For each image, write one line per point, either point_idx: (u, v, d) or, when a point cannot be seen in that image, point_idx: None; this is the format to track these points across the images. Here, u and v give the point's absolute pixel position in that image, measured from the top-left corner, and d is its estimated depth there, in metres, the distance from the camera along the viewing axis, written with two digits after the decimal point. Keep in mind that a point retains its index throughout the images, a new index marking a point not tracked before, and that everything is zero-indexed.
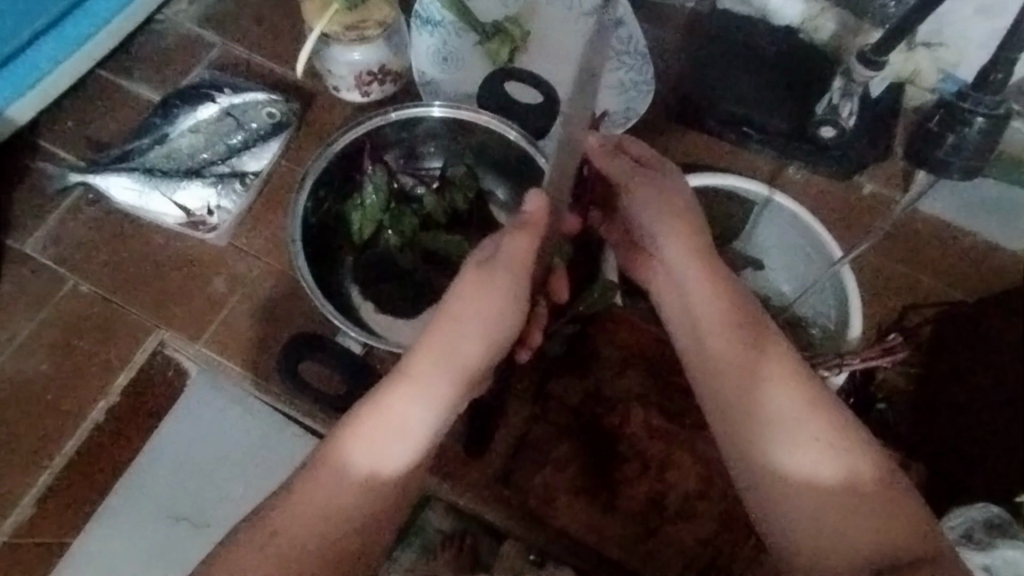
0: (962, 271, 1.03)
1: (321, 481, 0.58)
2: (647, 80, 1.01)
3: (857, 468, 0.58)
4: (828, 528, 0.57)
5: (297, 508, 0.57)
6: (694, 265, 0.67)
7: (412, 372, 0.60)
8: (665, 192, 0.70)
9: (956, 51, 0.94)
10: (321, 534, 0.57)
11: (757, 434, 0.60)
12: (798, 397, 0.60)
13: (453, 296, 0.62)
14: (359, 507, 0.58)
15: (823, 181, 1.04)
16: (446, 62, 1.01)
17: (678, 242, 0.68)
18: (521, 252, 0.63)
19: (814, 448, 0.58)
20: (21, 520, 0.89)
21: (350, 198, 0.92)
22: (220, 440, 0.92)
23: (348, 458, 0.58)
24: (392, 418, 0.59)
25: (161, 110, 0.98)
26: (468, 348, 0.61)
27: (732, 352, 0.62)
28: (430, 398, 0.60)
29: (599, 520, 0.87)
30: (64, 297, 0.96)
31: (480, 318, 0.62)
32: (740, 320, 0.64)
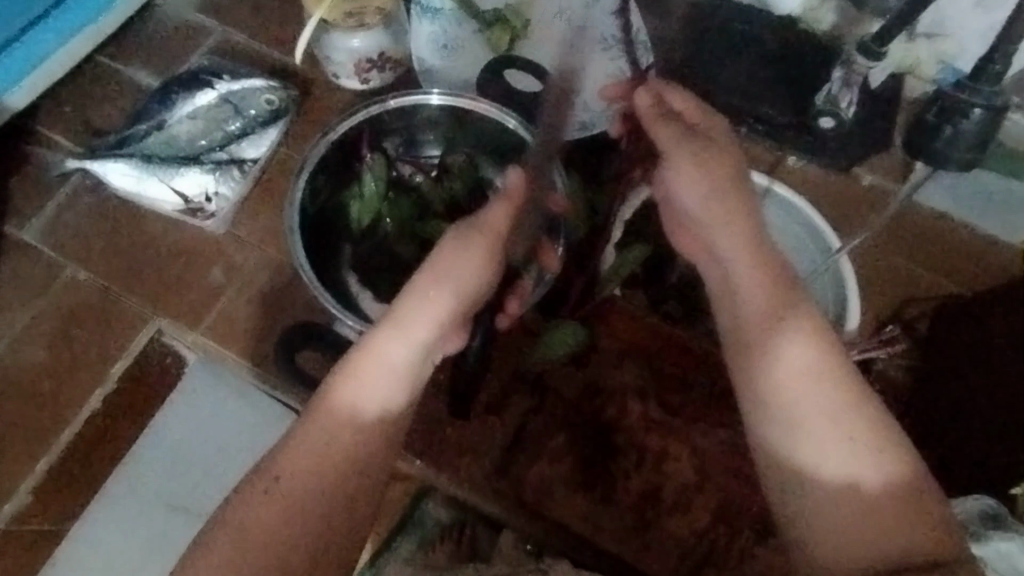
0: (961, 264, 1.03)
1: (311, 431, 0.55)
2: (646, 70, 1.01)
3: (887, 475, 0.54)
4: (857, 531, 0.53)
5: (291, 458, 0.54)
6: (744, 247, 0.62)
7: (389, 330, 0.59)
8: (717, 169, 0.66)
9: (956, 43, 0.94)
10: (316, 486, 0.54)
11: (788, 420, 0.56)
12: (831, 391, 0.56)
13: (433, 256, 0.62)
14: (345, 463, 0.55)
15: (821, 174, 1.05)
16: (446, 50, 1.01)
17: (726, 221, 0.64)
18: (497, 220, 0.64)
19: (837, 443, 0.55)
20: (18, 508, 0.89)
21: (349, 186, 0.92)
22: (218, 428, 0.92)
23: (332, 415, 0.56)
24: (375, 365, 0.58)
25: (159, 95, 0.98)
26: (445, 299, 0.61)
27: (767, 322, 0.59)
28: (410, 345, 0.59)
29: (595, 512, 0.87)
30: (63, 285, 0.96)
31: (456, 270, 0.62)
32: (784, 299, 0.60)
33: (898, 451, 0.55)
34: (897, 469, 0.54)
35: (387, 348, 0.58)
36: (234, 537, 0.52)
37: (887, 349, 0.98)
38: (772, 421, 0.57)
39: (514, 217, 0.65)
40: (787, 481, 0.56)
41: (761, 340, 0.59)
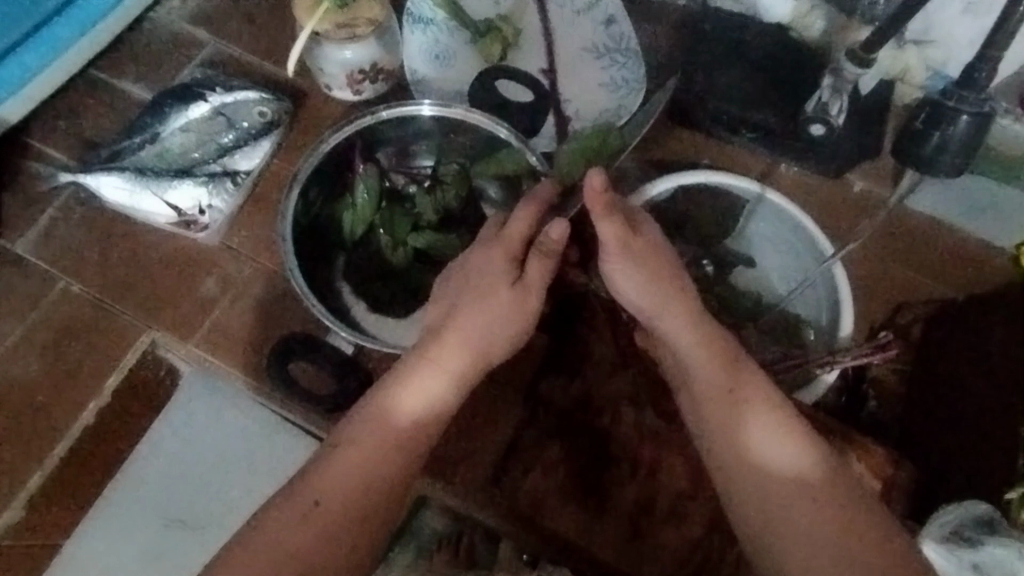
0: (951, 268, 1.03)
1: (350, 460, 0.63)
2: (638, 77, 1.03)
3: (826, 492, 0.60)
4: (805, 526, 0.58)
5: (327, 484, 0.62)
6: (689, 336, 0.67)
7: (432, 363, 0.67)
8: (640, 253, 0.68)
9: (944, 49, 0.89)
10: (342, 510, 0.62)
11: (740, 435, 0.63)
12: (774, 421, 0.63)
13: (474, 297, 0.69)
14: (371, 487, 0.63)
15: (814, 179, 1.05)
16: (438, 60, 1.02)
17: (677, 327, 0.67)
18: (539, 274, 0.70)
19: (785, 472, 0.61)
20: (11, 522, 0.89)
21: (341, 198, 0.92)
22: (214, 441, 0.92)
23: (373, 439, 0.64)
24: (416, 399, 0.66)
25: (151, 109, 0.98)
26: (480, 342, 0.69)
27: (706, 352, 0.66)
28: (448, 382, 0.67)
29: (589, 521, 0.87)
30: (55, 298, 0.96)
31: (493, 315, 0.69)
32: (714, 339, 0.67)
33: (836, 469, 0.61)
34: (837, 484, 0.60)
35: (429, 381, 0.67)
36: (273, 551, 0.60)
37: (883, 354, 0.92)
38: (732, 454, 0.63)
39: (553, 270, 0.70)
40: (747, 509, 0.61)
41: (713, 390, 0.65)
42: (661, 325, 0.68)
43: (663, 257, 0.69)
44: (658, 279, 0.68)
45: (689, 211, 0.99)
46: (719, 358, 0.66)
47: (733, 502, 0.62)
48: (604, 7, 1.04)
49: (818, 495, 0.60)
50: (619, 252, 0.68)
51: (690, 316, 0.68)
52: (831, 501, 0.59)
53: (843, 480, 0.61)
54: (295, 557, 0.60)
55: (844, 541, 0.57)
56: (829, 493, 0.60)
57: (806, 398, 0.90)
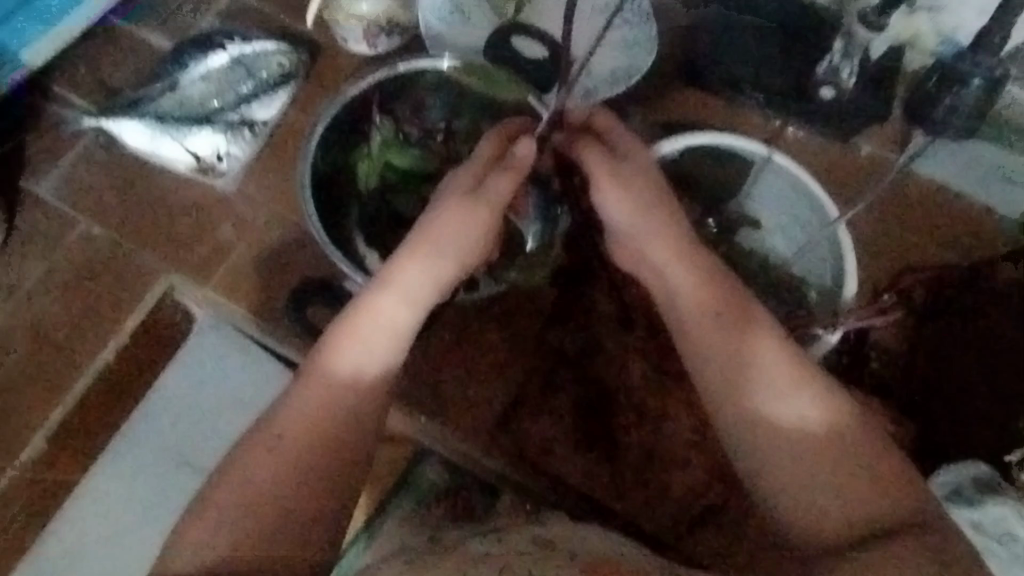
0: (953, 232, 1.05)
1: (313, 389, 0.62)
2: (650, 38, 1.04)
3: (816, 416, 0.61)
4: (817, 476, 0.59)
5: (296, 409, 0.62)
6: (683, 264, 0.69)
7: (390, 291, 0.66)
8: (628, 176, 0.71)
9: (955, 16, 0.93)
10: (314, 438, 0.61)
11: (748, 383, 0.63)
12: (769, 346, 0.64)
13: (429, 222, 0.69)
14: (344, 412, 0.62)
15: (819, 142, 1.06)
16: (451, 16, 1.01)
17: (677, 271, 0.69)
18: (496, 193, 0.70)
19: (794, 420, 0.61)
20: (35, 456, 0.93)
21: (357, 148, 0.93)
22: (226, 385, 0.95)
23: (339, 370, 0.63)
24: (378, 326, 0.65)
25: (173, 58, 1.00)
26: (437, 266, 0.68)
27: (709, 302, 0.67)
28: (408, 307, 0.66)
29: (595, 469, 0.90)
30: (75, 240, 0.98)
31: (451, 240, 0.68)
32: (715, 287, 0.68)
33: (827, 389, 0.63)
34: (827, 404, 0.62)
35: (388, 309, 0.66)
36: (239, 489, 0.59)
37: (884, 317, 0.97)
38: (741, 401, 0.63)
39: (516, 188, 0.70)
40: (738, 439, 0.63)
41: (716, 340, 0.66)
42: (649, 252, 0.71)
43: (654, 183, 0.72)
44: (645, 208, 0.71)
45: (696, 170, 1.01)
46: (708, 286, 0.68)
47: (735, 437, 0.63)
48: None
49: (806, 418, 0.61)
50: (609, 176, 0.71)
51: (681, 246, 0.70)
52: (819, 424, 0.61)
53: (836, 399, 0.62)
54: (263, 488, 0.59)
55: (837, 466, 0.59)
56: (818, 416, 0.61)
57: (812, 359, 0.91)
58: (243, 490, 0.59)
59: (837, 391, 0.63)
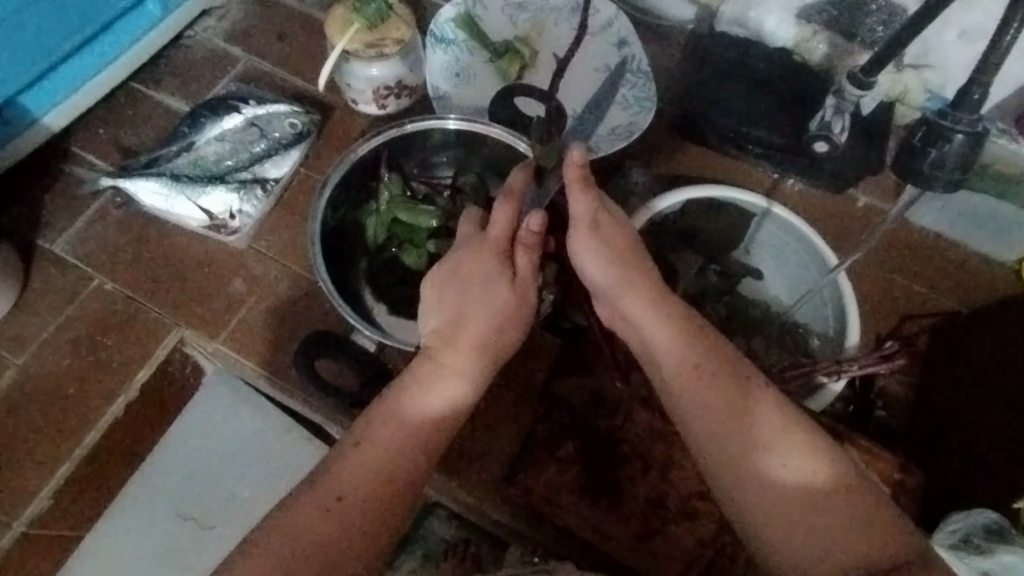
0: (952, 280, 1.06)
1: (379, 446, 0.64)
2: (649, 96, 1.07)
3: (803, 459, 0.62)
4: (825, 539, 0.59)
5: (348, 477, 0.62)
6: (655, 316, 0.69)
7: (451, 364, 0.67)
8: (607, 234, 0.72)
9: (941, 74, 1.00)
10: (370, 502, 0.62)
11: (749, 446, 0.63)
12: (769, 407, 0.64)
13: (478, 296, 0.69)
14: (403, 479, 0.63)
15: (817, 195, 1.10)
16: (459, 78, 1.07)
17: (658, 328, 0.69)
18: (526, 267, 0.71)
19: (797, 483, 0.61)
20: (38, 512, 0.92)
21: (366, 205, 0.97)
22: (232, 440, 0.96)
23: (402, 440, 0.64)
24: (442, 380, 0.67)
25: (189, 119, 1.03)
26: (494, 342, 0.69)
27: (692, 359, 0.67)
28: (470, 359, 0.68)
29: (602, 519, 0.88)
30: (89, 295, 1.00)
31: (508, 314, 0.69)
32: (697, 342, 0.67)
33: (827, 448, 0.62)
34: (810, 447, 0.62)
35: (450, 381, 0.67)
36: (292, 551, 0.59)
37: (887, 364, 0.94)
38: (744, 463, 0.63)
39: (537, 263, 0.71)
40: (740, 495, 0.62)
41: (705, 397, 0.65)
42: (624, 304, 0.71)
43: (628, 242, 0.72)
44: (622, 262, 0.71)
45: (697, 221, 1.02)
46: (680, 336, 0.68)
47: (739, 499, 0.62)
48: (617, 30, 1.09)
49: (791, 463, 0.62)
50: (589, 228, 0.71)
51: (653, 296, 0.70)
52: (805, 468, 0.61)
53: (817, 441, 0.63)
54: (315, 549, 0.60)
55: (826, 509, 0.60)
56: (803, 460, 0.62)
57: (814, 406, 0.93)
58: (291, 547, 0.59)
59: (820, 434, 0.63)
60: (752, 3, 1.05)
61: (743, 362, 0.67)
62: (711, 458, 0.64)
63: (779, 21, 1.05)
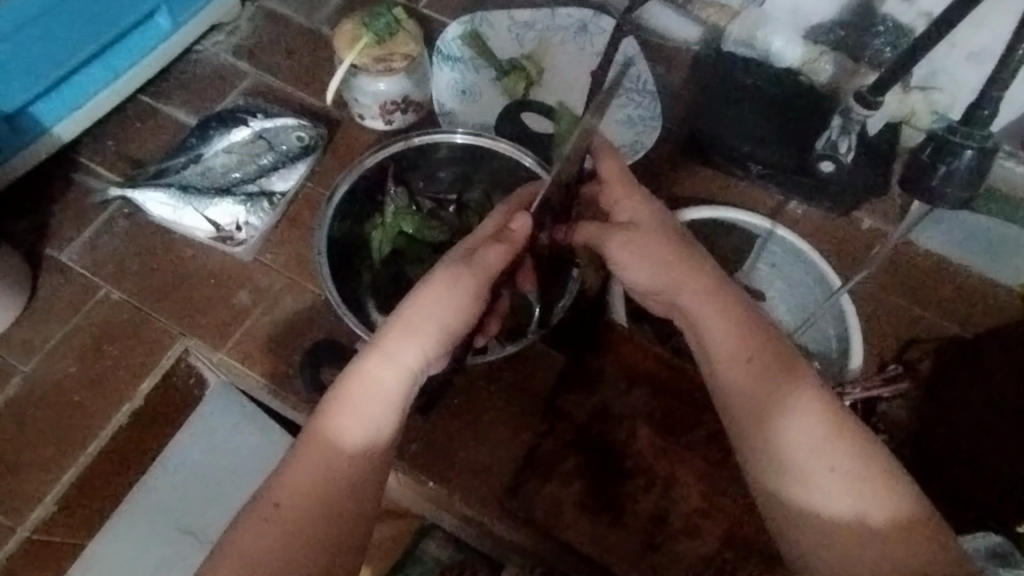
0: (956, 303, 1.06)
1: (305, 459, 0.62)
2: (654, 116, 1.08)
3: (841, 458, 0.63)
4: (858, 550, 0.61)
5: (287, 485, 0.61)
6: (714, 307, 0.70)
7: (383, 356, 0.65)
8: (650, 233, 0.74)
9: (949, 94, 1.02)
10: (307, 507, 0.61)
11: (790, 458, 0.64)
12: (815, 417, 0.65)
13: (417, 290, 0.68)
14: (342, 483, 0.62)
15: (822, 217, 1.10)
16: (465, 95, 1.08)
17: (712, 325, 0.69)
18: (492, 262, 0.69)
19: (837, 497, 0.62)
20: (44, 518, 0.92)
21: (371, 219, 0.97)
22: (235, 454, 0.98)
23: (333, 443, 0.63)
24: (367, 396, 0.64)
25: (198, 131, 1.04)
26: (428, 334, 0.67)
27: (748, 369, 0.67)
28: (399, 376, 0.65)
29: (605, 533, 0.87)
30: (96, 304, 1.00)
31: (442, 305, 0.67)
32: (753, 344, 0.68)
33: (874, 461, 0.63)
34: (859, 452, 0.63)
35: (381, 375, 0.65)
36: (237, 562, 0.59)
37: (892, 387, 0.96)
38: (785, 475, 0.64)
39: (508, 259, 0.70)
40: (776, 504, 0.64)
41: (748, 400, 0.67)
42: (678, 299, 0.72)
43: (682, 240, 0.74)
44: (674, 254, 0.72)
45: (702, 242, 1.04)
46: (738, 326, 0.69)
47: (776, 508, 0.64)
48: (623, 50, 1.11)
49: (837, 465, 0.63)
50: (625, 236, 0.74)
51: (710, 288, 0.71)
52: (851, 470, 0.63)
53: (868, 447, 0.64)
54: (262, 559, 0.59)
55: (856, 507, 0.61)
56: (849, 463, 0.63)
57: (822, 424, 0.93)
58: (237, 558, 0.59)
59: (869, 438, 0.64)
60: (760, 23, 1.07)
61: (796, 363, 0.68)
62: (750, 464, 0.66)
63: (786, 42, 1.07)
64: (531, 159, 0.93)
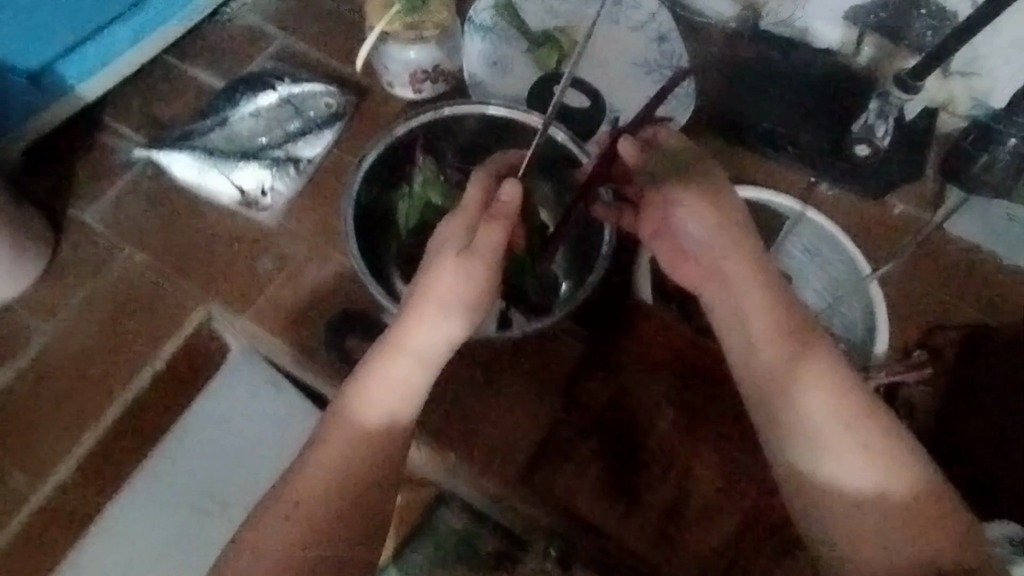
0: (986, 292, 1.04)
1: (327, 452, 0.64)
2: (689, 94, 1.07)
3: (870, 434, 0.64)
4: (876, 529, 0.63)
5: (308, 484, 0.63)
6: (750, 285, 0.69)
7: (398, 348, 0.65)
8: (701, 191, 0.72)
9: (988, 81, 0.97)
10: (328, 498, 0.63)
11: (820, 438, 0.65)
12: (842, 396, 0.65)
13: (425, 277, 0.66)
14: (360, 476, 0.64)
15: (853, 202, 1.08)
16: (495, 66, 1.06)
17: (750, 298, 0.69)
18: (493, 242, 0.65)
19: (868, 478, 0.63)
20: (60, 481, 0.93)
21: (397, 188, 0.95)
22: (252, 419, 0.96)
23: (355, 436, 0.64)
24: (384, 389, 0.65)
25: (225, 94, 1.03)
26: (443, 323, 0.65)
27: (777, 340, 0.68)
28: (414, 366, 0.66)
29: (622, 520, 0.87)
30: (118, 266, 0.99)
31: (453, 292, 0.65)
32: (786, 318, 0.68)
33: (900, 445, 0.64)
34: (886, 436, 0.65)
35: (397, 368, 0.65)
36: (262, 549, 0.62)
37: (917, 373, 0.95)
38: (813, 454, 0.65)
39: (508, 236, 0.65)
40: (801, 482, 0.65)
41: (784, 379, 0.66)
42: (722, 266, 0.71)
43: (727, 203, 0.72)
44: (723, 220, 0.72)
45: None
46: (772, 300, 0.69)
47: (800, 486, 0.65)
48: (656, 26, 1.09)
49: (869, 447, 0.64)
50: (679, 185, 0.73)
51: (752, 257, 0.71)
52: (879, 452, 0.64)
53: (893, 428, 0.65)
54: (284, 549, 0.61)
55: (876, 482, 0.63)
56: (878, 445, 0.64)
57: None
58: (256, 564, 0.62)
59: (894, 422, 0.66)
60: (798, 2, 1.04)
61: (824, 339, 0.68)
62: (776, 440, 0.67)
63: (826, 22, 1.04)
64: (562, 133, 0.91)
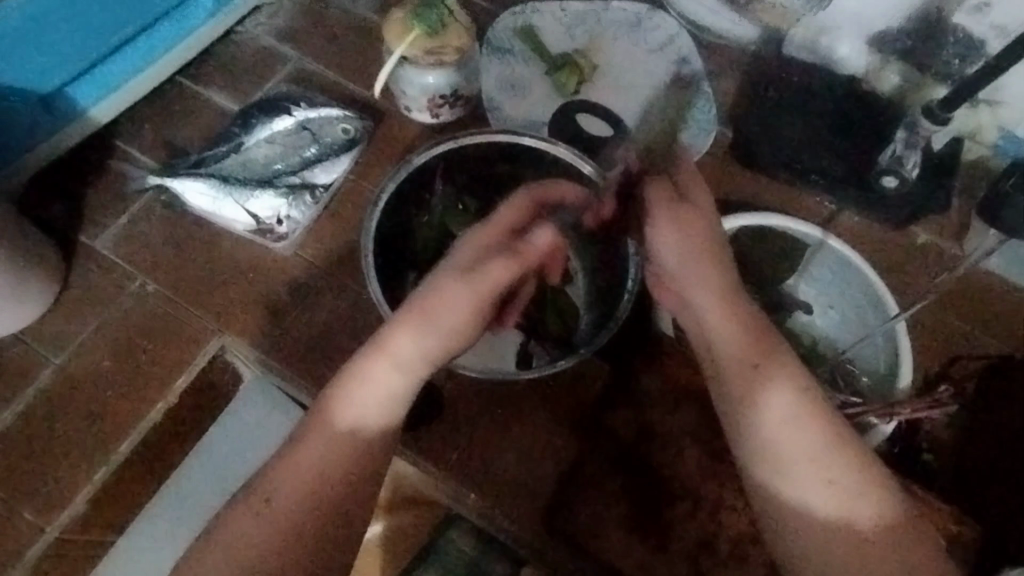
0: (1012, 325, 1.02)
1: (301, 450, 0.63)
2: (711, 119, 1.04)
3: (843, 469, 0.61)
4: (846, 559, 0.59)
5: (281, 481, 0.62)
6: (718, 307, 0.67)
7: (383, 352, 0.65)
8: (683, 214, 0.69)
9: (1017, 111, 0.96)
10: (304, 502, 0.62)
11: (789, 466, 0.62)
12: (816, 424, 0.63)
13: (422, 289, 0.67)
14: (334, 483, 0.62)
15: (878, 231, 1.05)
16: (513, 90, 1.05)
17: (716, 319, 0.68)
18: (498, 273, 0.66)
19: (840, 514, 0.60)
20: (75, 516, 0.90)
21: (416, 218, 0.93)
22: (261, 448, 0.94)
23: (333, 436, 0.64)
24: (366, 394, 0.65)
25: (240, 120, 1.01)
26: (429, 335, 0.65)
27: (746, 354, 0.66)
28: (396, 372, 0.65)
29: (649, 559, 0.85)
30: (130, 294, 0.97)
31: (445, 305, 0.65)
32: (753, 340, 0.66)
33: (879, 482, 0.62)
34: (861, 470, 0.62)
35: (378, 373, 0.65)
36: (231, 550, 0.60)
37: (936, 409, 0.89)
38: (783, 482, 0.62)
39: (517, 269, 0.66)
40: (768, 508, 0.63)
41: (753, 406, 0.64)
42: (688, 291, 0.69)
43: (709, 223, 0.70)
44: (696, 243, 0.69)
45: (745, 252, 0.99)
46: (735, 320, 0.67)
47: (766, 515, 0.63)
48: (677, 49, 1.08)
49: (835, 477, 0.61)
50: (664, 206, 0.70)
51: (726, 280, 0.68)
52: (852, 485, 0.61)
53: (868, 461, 0.62)
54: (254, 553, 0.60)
55: (841, 512, 0.60)
56: (851, 476, 0.61)
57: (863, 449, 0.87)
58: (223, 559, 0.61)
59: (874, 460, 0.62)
60: (825, 27, 1.03)
61: (791, 361, 0.66)
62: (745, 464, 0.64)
63: (851, 49, 1.03)
64: (589, 167, 0.90)
